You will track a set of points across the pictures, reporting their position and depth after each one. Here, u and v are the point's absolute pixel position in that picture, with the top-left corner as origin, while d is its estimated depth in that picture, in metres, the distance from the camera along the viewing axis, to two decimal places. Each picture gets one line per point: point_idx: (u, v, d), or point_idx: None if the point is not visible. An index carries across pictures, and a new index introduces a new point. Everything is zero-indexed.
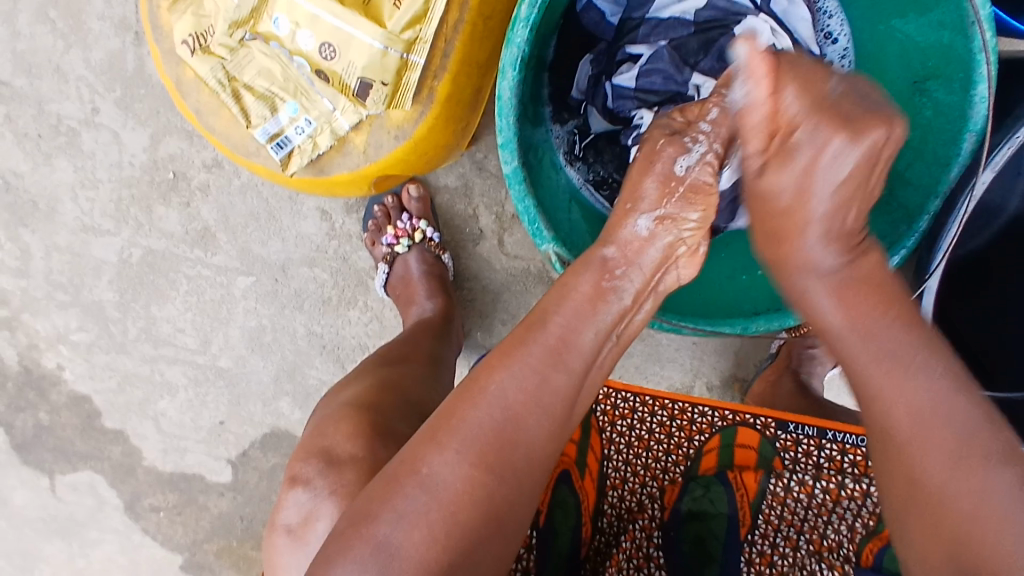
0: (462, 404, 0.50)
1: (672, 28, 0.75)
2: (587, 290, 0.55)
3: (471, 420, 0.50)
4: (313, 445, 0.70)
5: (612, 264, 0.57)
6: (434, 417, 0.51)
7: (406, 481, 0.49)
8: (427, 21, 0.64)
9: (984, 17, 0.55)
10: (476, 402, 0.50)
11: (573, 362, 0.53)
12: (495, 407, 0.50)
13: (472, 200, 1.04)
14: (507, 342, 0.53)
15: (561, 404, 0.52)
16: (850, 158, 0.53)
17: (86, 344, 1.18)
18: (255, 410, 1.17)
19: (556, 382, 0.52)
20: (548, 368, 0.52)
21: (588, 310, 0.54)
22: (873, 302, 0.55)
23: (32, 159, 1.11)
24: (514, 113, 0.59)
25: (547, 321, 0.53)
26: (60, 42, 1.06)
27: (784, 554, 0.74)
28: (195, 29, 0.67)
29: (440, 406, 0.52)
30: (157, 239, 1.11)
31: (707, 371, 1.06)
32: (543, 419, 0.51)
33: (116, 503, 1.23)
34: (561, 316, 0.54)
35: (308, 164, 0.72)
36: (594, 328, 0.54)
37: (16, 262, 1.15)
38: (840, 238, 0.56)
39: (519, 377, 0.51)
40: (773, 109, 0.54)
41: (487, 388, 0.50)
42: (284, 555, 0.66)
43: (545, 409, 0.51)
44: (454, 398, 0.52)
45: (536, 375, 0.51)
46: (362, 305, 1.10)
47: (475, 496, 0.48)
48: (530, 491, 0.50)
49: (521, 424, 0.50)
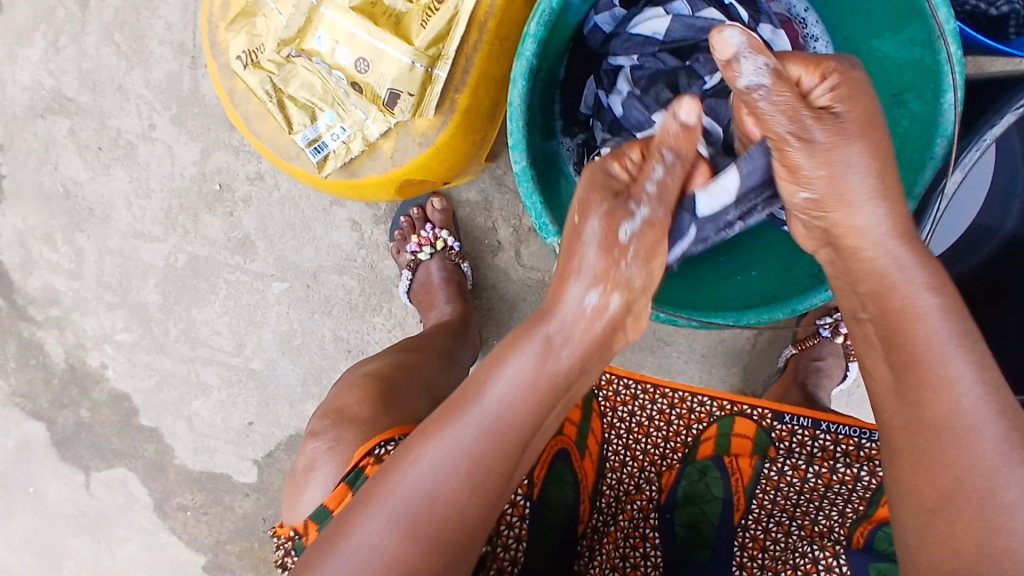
0: (397, 472, 0.53)
1: (641, 46, 0.79)
2: (520, 366, 0.54)
3: (403, 489, 0.52)
4: (329, 409, 0.78)
5: (556, 341, 0.54)
6: (375, 480, 0.55)
7: (340, 541, 0.53)
8: (449, 40, 0.73)
9: (949, 31, 0.61)
10: (409, 471, 0.53)
11: (511, 435, 0.53)
12: (426, 478, 0.52)
13: (492, 214, 1.12)
14: (441, 414, 0.54)
15: (500, 473, 0.53)
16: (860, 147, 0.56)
17: (130, 343, 1.26)
18: (282, 412, 1.24)
19: (486, 459, 0.52)
20: (485, 441, 0.53)
21: (521, 382, 0.53)
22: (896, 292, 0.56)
23: (91, 168, 1.22)
24: (523, 118, 0.66)
25: (479, 396, 0.53)
26: (124, 63, 1.17)
27: (776, 538, 0.77)
28: (249, 46, 0.77)
29: (378, 471, 0.55)
30: (201, 246, 1.20)
31: (715, 384, 1.12)
32: (476, 491, 0.53)
33: (146, 501, 1.29)
34: (498, 386, 0.53)
35: (341, 166, 0.80)
36: (525, 401, 0.53)
37: (69, 264, 1.25)
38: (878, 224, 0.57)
39: (454, 448, 0.52)
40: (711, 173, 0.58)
41: (422, 457, 0.53)
42: (292, 500, 0.73)
43: (474, 482, 0.52)
44: (391, 465, 0.54)
45: (464, 452, 0.52)
46: (387, 312, 1.18)
47: (400, 564, 0.51)
48: (468, 554, 0.54)
49: (451, 495, 0.52)
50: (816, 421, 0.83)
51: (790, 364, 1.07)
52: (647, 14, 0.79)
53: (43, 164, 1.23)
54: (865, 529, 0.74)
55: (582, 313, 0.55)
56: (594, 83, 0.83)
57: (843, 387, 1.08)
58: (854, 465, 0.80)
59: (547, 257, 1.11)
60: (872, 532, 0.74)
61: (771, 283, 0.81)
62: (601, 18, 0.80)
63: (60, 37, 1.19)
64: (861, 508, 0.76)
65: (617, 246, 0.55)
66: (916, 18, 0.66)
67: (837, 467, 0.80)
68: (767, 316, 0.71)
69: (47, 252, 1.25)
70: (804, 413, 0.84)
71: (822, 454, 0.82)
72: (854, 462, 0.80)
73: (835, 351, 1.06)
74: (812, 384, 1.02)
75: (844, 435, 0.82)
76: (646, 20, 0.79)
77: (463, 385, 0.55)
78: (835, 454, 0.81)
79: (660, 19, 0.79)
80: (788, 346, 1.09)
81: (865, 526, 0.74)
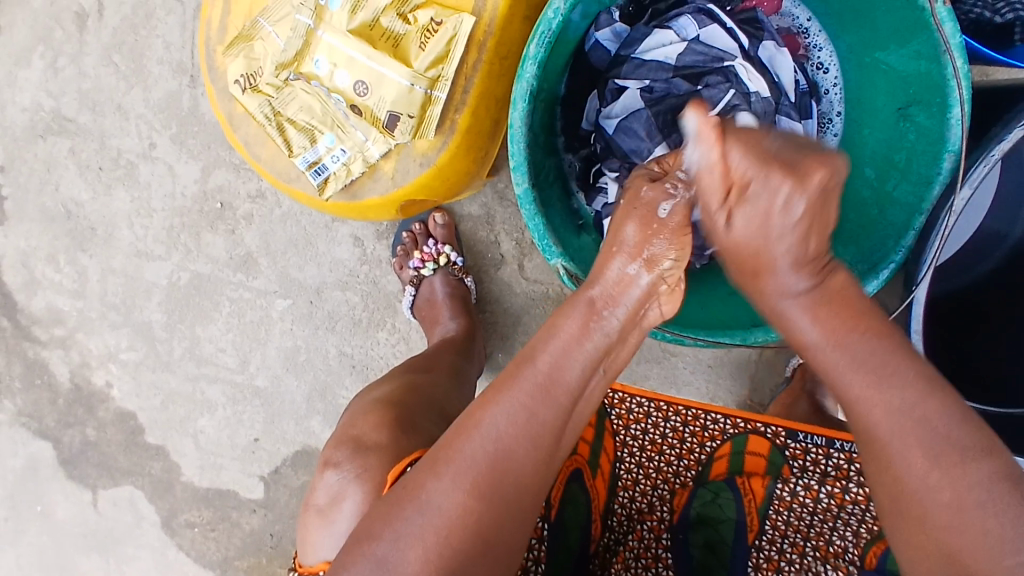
0: (459, 436, 0.54)
1: (653, 71, 0.78)
2: (574, 328, 0.56)
3: (467, 451, 0.53)
4: (344, 434, 0.78)
5: (598, 305, 0.57)
6: (436, 446, 0.56)
7: (406, 506, 0.54)
8: (449, 61, 0.72)
9: (955, 45, 0.60)
10: (472, 434, 0.54)
11: (498, 488, 0.53)
12: (406, 539, 0.53)
13: (495, 228, 1.12)
14: (500, 378, 0.56)
15: (490, 526, 0.53)
16: (800, 202, 0.53)
17: (135, 362, 1.26)
18: (288, 428, 1.23)
19: (545, 417, 0.54)
20: (467, 498, 0.52)
21: (574, 346, 0.56)
22: (852, 327, 0.54)
23: (93, 189, 1.21)
24: (525, 140, 0.65)
25: (534, 359, 0.55)
26: (123, 83, 1.17)
27: (791, 560, 0.76)
28: (246, 70, 0.77)
29: (362, 527, 0.56)
30: (204, 264, 1.20)
31: (723, 395, 1.11)
32: (463, 547, 0.52)
33: (154, 518, 1.29)
34: (477, 441, 0.53)
35: (342, 188, 0.80)
36: (581, 361, 0.56)
37: (73, 284, 1.25)
38: (806, 265, 0.56)
39: (432, 508, 0.53)
40: (725, 169, 0.55)
41: (401, 519, 0.53)
42: (314, 532, 0.72)
43: (534, 440, 0.54)
44: (374, 522, 0.55)
45: (524, 410, 0.54)
46: (391, 327, 1.17)
47: (466, 522, 0.52)
48: (526, 511, 0.55)
49: (512, 454, 0.53)
50: (831, 440, 0.83)
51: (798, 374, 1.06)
52: (656, 38, 0.78)
53: (45, 185, 1.22)
54: (878, 550, 0.75)
55: (621, 280, 0.58)
56: (597, 100, 0.81)
57: None
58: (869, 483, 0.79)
59: (550, 269, 1.11)
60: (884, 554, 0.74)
61: None
62: (603, 35, 0.79)
63: (59, 59, 1.19)
64: (874, 529, 0.76)
65: (656, 221, 0.58)
66: (922, 31, 0.65)
67: (850, 487, 0.79)
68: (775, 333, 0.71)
69: (50, 272, 1.25)
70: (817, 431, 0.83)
71: (835, 472, 0.81)
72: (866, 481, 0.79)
73: None
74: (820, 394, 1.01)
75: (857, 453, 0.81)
76: (658, 44, 0.78)
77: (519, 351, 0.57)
78: (849, 472, 0.80)
79: (673, 45, 0.77)
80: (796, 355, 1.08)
81: (878, 547, 0.75)
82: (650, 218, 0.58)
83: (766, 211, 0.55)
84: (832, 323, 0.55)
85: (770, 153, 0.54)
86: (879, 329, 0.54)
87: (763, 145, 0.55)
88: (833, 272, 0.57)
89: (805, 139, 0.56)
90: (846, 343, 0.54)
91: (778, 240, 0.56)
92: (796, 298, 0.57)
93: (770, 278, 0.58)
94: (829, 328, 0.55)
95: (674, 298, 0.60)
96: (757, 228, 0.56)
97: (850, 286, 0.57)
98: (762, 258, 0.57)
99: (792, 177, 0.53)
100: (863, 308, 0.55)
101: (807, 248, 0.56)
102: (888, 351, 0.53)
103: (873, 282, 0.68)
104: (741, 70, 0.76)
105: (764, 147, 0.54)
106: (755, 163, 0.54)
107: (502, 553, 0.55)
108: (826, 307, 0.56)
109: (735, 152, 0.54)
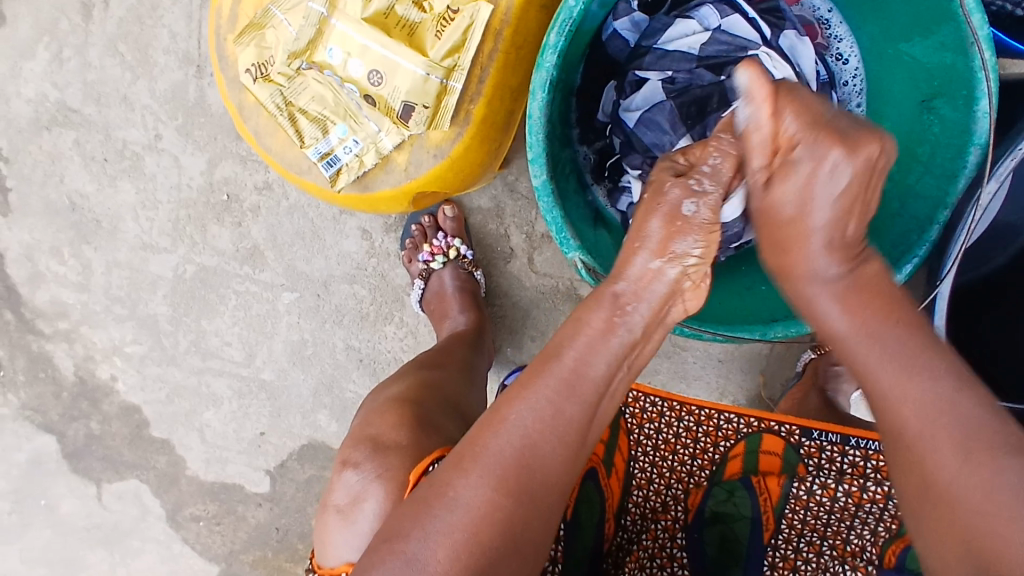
0: (485, 432, 0.54)
1: (676, 61, 0.77)
2: (599, 323, 0.57)
3: (494, 448, 0.53)
4: (360, 434, 0.78)
5: (623, 299, 0.58)
6: (461, 444, 0.55)
7: (435, 504, 0.52)
8: (465, 50, 0.71)
9: (983, 37, 0.59)
10: (498, 430, 0.53)
11: (527, 485, 0.52)
12: (434, 535, 0.51)
13: (504, 221, 1.10)
14: (524, 375, 0.56)
15: (518, 522, 0.52)
16: (845, 173, 0.58)
17: (140, 355, 1.25)
18: (294, 422, 1.22)
19: (570, 412, 0.54)
20: (495, 492, 0.52)
21: (598, 343, 0.56)
22: (876, 306, 0.58)
23: (97, 180, 1.20)
24: (543, 130, 0.64)
25: (559, 355, 0.56)
26: (128, 74, 1.16)
27: (807, 558, 0.76)
28: (257, 59, 0.76)
29: (386, 528, 0.54)
30: (210, 257, 1.19)
31: (734, 390, 1.10)
32: (493, 544, 0.51)
33: (159, 512, 1.28)
34: (507, 434, 0.53)
35: (355, 180, 0.79)
36: (605, 356, 0.56)
37: (77, 276, 1.23)
38: (837, 250, 0.60)
39: (462, 504, 0.51)
40: (774, 130, 0.58)
41: (430, 516, 0.52)
42: (331, 532, 0.72)
43: (559, 436, 0.54)
44: (399, 521, 0.54)
45: (550, 406, 0.54)
46: (399, 321, 1.16)
47: (495, 518, 0.51)
48: (552, 511, 0.54)
49: (538, 449, 0.53)
50: (846, 437, 0.81)
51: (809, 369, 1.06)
52: (679, 28, 0.77)
53: (49, 177, 1.21)
54: (896, 548, 0.75)
55: (645, 274, 0.58)
56: (614, 92, 0.81)
57: None
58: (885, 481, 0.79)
59: (560, 263, 1.09)
60: (903, 552, 0.75)
61: None
62: (621, 24, 0.78)
63: (63, 50, 1.17)
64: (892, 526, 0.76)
65: (680, 217, 0.59)
66: (948, 22, 0.64)
67: (868, 486, 0.79)
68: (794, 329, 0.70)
69: (55, 265, 1.24)
70: (832, 429, 0.81)
71: (852, 470, 0.80)
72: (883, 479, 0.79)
73: None
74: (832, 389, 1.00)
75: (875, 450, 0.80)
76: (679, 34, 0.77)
77: (542, 348, 0.57)
78: (866, 469, 0.80)
79: (697, 34, 0.76)
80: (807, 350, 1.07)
81: (897, 545, 0.75)
82: (675, 217, 0.59)
83: (809, 175, 0.59)
84: (861, 310, 0.58)
85: (823, 117, 0.59)
86: (909, 321, 0.57)
87: (818, 110, 0.59)
88: (865, 262, 0.61)
89: (853, 116, 0.61)
90: (877, 334, 0.57)
91: (816, 210, 0.60)
92: (825, 284, 0.60)
93: (803, 260, 0.62)
94: (856, 315, 0.58)
95: (698, 293, 0.61)
96: (797, 199, 0.60)
97: (880, 278, 0.61)
98: (798, 232, 0.61)
99: (841, 144, 0.57)
100: (891, 296, 0.59)
101: (843, 231, 0.60)
102: (921, 345, 0.55)
103: (897, 277, 0.68)
104: (765, 58, 0.74)
105: (817, 112, 0.58)
106: (806, 126, 0.58)
107: (529, 555, 0.53)
108: (852, 294, 0.59)
109: (788, 116, 0.58)
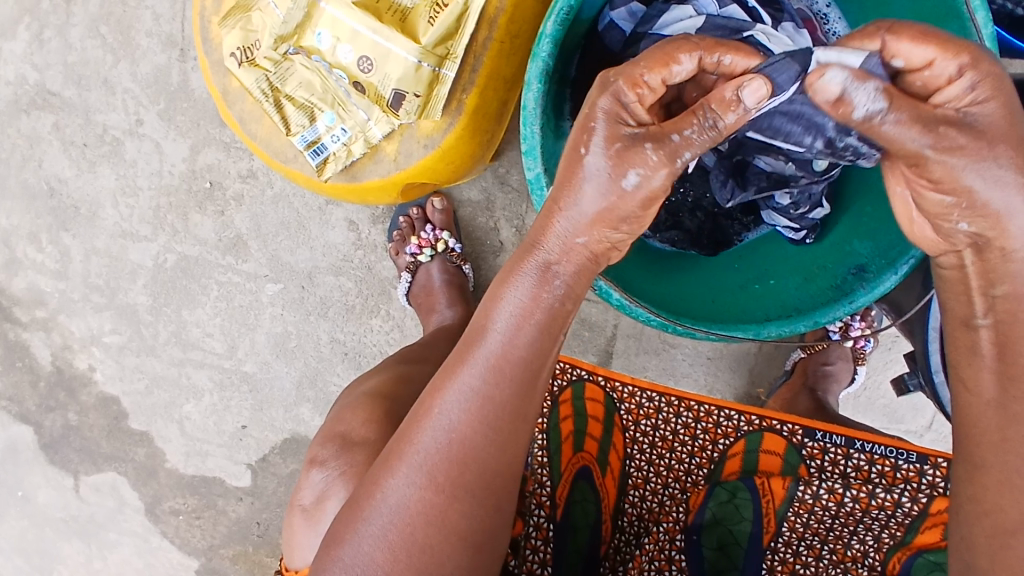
0: (412, 427, 0.52)
1: None
2: (520, 299, 0.50)
3: (421, 443, 0.51)
4: (331, 431, 0.76)
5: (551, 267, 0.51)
6: (394, 438, 0.54)
7: (365, 507, 0.52)
8: (458, 37, 0.70)
9: (987, 36, 0.58)
10: (423, 424, 0.51)
11: (470, 482, 0.50)
12: (365, 541, 0.51)
13: (494, 214, 1.09)
14: (449, 362, 0.53)
15: (470, 523, 0.51)
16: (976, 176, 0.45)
17: (118, 346, 1.22)
18: (276, 416, 1.20)
19: (500, 396, 0.50)
20: (431, 493, 0.50)
21: (519, 321, 0.50)
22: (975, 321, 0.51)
23: (77, 166, 1.17)
24: (538, 122, 0.62)
25: (480, 337, 0.51)
26: (110, 56, 1.13)
27: (807, 563, 0.74)
28: (243, 42, 0.74)
29: (332, 529, 0.54)
30: (191, 246, 1.16)
31: (721, 387, 1.08)
32: (446, 545, 0.50)
33: (137, 505, 1.25)
34: (433, 429, 0.51)
35: (342, 170, 0.78)
36: (531, 333, 0.51)
37: (55, 264, 1.20)
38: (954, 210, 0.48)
39: (394, 504, 0.51)
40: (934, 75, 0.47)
41: (365, 516, 0.52)
42: (300, 531, 0.71)
43: (491, 425, 0.50)
44: (340, 524, 0.54)
45: (475, 395, 0.50)
46: (384, 314, 1.14)
47: (429, 515, 0.50)
48: (504, 497, 0.52)
49: (468, 443, 0.50)
50: (850, 440, 0.83)
51: (798, 368, 1.05)
52: (674, 14, 0.75)
53: (27, 161, 1.18)
54: (902, 555, 0.73)
55: (571, 249, 0.50)
56: None
57: (855, 389, 1.05)
58: (891, 488, 0.80)
59: None
60: (909, 559, 0.73)
61: (793, 293, 0.77)
62: (618, 14, 0.77)
63: (44, 31, 1.14)
64: (898, 534, 0.75)
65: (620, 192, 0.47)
66: (954, 19, 0.63)
67: (876, 492, 0.79)
68: (788, 328, 0.68)
69: (32, 252, 1.20)
70: (837, 431, 0.83)
71: (856, 474, 0.82)
72: (888, 485, 0.80)
73: (844, 356, 1.03)
74: (821, 389, 1.00)
75: (879, 455, 0.82)
76: (672, 21, 0.75)
77: (467, 328, 0.53)
78: (870, 474, 0.81)
79: (691, 19, 0.74)
80: (796, 349, 1.06)
81: (902, 552, 0.74)
82: (611, 189, 0.48)
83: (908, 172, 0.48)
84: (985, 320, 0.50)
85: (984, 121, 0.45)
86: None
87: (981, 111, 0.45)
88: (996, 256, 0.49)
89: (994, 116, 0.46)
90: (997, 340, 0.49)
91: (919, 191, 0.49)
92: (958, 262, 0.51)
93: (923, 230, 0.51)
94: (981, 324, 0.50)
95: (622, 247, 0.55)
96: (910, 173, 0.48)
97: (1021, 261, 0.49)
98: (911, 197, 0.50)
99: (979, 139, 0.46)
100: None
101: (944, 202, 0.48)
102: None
103: (892, 277, 0.66)
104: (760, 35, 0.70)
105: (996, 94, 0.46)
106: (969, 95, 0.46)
107: (489, 549, 0.52)
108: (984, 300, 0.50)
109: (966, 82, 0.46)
